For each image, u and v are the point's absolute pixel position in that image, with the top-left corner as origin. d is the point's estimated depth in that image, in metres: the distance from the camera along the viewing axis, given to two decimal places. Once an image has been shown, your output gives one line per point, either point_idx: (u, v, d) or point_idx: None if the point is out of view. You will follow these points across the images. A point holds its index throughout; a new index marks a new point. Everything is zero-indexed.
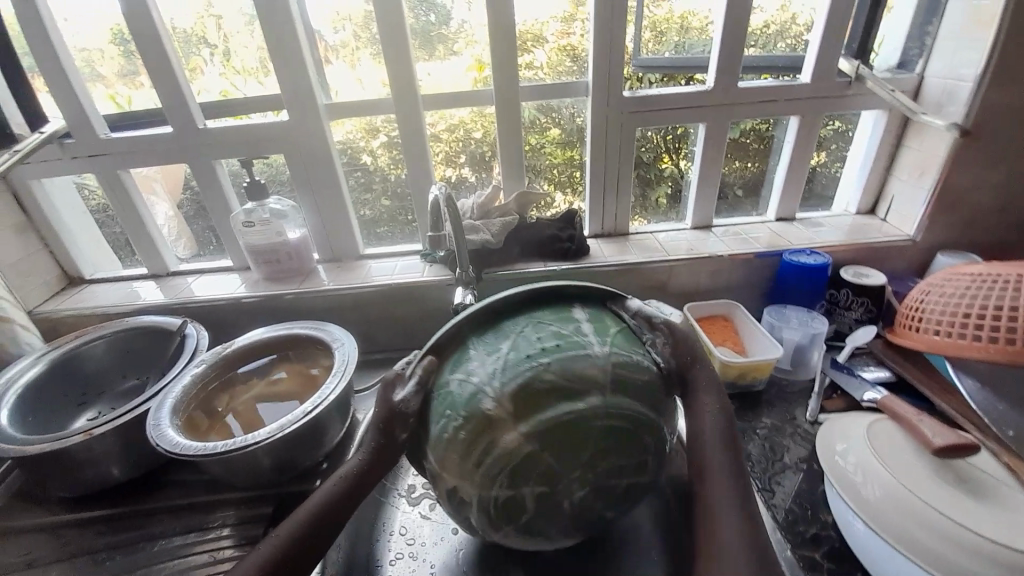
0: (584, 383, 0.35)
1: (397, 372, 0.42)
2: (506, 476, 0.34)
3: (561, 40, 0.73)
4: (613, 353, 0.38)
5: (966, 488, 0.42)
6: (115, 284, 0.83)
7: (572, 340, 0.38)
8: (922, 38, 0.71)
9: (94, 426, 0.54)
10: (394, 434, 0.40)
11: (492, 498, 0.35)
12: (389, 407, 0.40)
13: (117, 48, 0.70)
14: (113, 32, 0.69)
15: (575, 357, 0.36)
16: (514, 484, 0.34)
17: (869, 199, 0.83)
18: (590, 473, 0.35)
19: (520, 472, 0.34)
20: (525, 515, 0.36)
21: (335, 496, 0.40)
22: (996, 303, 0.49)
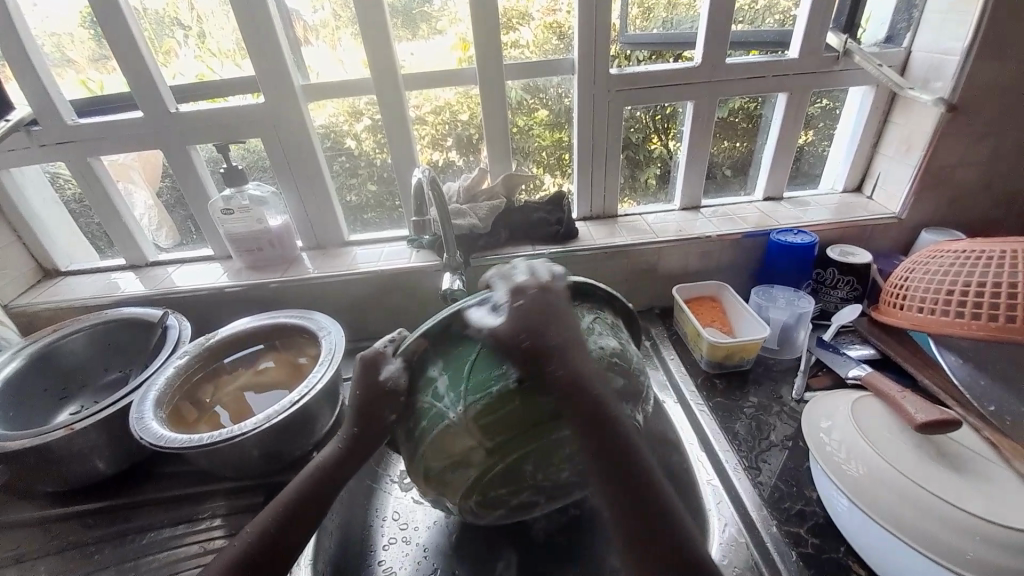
0: (461, 452, 0.38)
1: (376, 351, 0.43)
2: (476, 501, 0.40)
3: (547, 17, 0.70)
4: (465, 412, 0.37)
5: (945, 462, 0.44)
6: (93, 275, 0.81)
7: (431, 412, 0.39)
8: (909, 12, 0.70)
9: (76, 421, 0.53)
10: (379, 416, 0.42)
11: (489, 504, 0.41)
12: (378, 385, 0.41)
13: (87, 31, 0.66)
14: (83, 14, 0.65)
15: (436, 432, 0.38)
16: (490, 500, 0.40)
17: (856, 177, 0.83)
18: (549, 473, 0.39)
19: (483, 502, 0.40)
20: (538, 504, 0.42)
21: (309, 483, 0.41)
22: (979, 280, 0.50)
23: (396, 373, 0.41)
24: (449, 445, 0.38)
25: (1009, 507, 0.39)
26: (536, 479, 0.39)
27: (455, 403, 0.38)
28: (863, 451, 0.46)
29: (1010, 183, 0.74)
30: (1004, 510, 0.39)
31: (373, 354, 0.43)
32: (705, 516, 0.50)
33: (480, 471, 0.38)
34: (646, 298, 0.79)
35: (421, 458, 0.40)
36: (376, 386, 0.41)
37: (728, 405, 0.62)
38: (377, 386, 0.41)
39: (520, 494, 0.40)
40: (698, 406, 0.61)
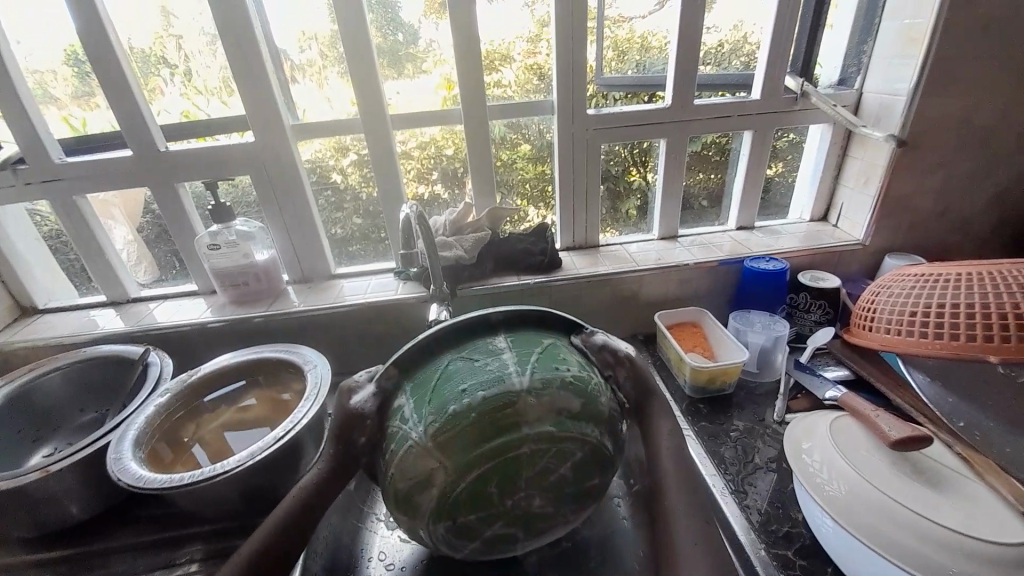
0: (420, 471, 0.37)
1: (353, 381, 0.45)
2: (448, 530, 0.38)
3: (528, 59, 0.75)
4: (428, 432, 0.37)
5: (922, 479, 0.45)
6: (70, 313, 0.79)
7: (397, 435, 0.39)
8: (859, 57, 0.77)
9: (50, 463, 0.51)
10: (353, 437, 0.42)
11: (456, 533, 0.38)
12: (347, 411, 0.42)
13: (70, 68, 0.68)
14: (67, 52, 0.67)
15: (401, 456, 0.38)
16: (463, 530, 0.38)
17: (821, 207, 0.88)
18: (527, 497, 0.37)
19: (460, 532, 0.38)
20: (524, 536, 0.40)
21: (293, 509, 0.41)
22: (936, 301, 0.54)
23: (367, 396, 0.42)
24: (409, 465, 0.37)
25: (984, 520, 0.41)
26: (515, 508, 0.37)
27: (417, 425, 0.38)
28: (842, 470, 0.47)
29: (962, 211, 0.79)
30: (979, 523, 0.40)
31: (350, 384, 0.44)
32: None
33: (441, 497, 0.36)
34: (630, 325, 0.81)
35: (395, 464, 0.39)
36: (346, 411, 0.43)
37: (713, 429, 0.63)
38: (346, 410, 0.42)
39: (494, 524, 0.38)
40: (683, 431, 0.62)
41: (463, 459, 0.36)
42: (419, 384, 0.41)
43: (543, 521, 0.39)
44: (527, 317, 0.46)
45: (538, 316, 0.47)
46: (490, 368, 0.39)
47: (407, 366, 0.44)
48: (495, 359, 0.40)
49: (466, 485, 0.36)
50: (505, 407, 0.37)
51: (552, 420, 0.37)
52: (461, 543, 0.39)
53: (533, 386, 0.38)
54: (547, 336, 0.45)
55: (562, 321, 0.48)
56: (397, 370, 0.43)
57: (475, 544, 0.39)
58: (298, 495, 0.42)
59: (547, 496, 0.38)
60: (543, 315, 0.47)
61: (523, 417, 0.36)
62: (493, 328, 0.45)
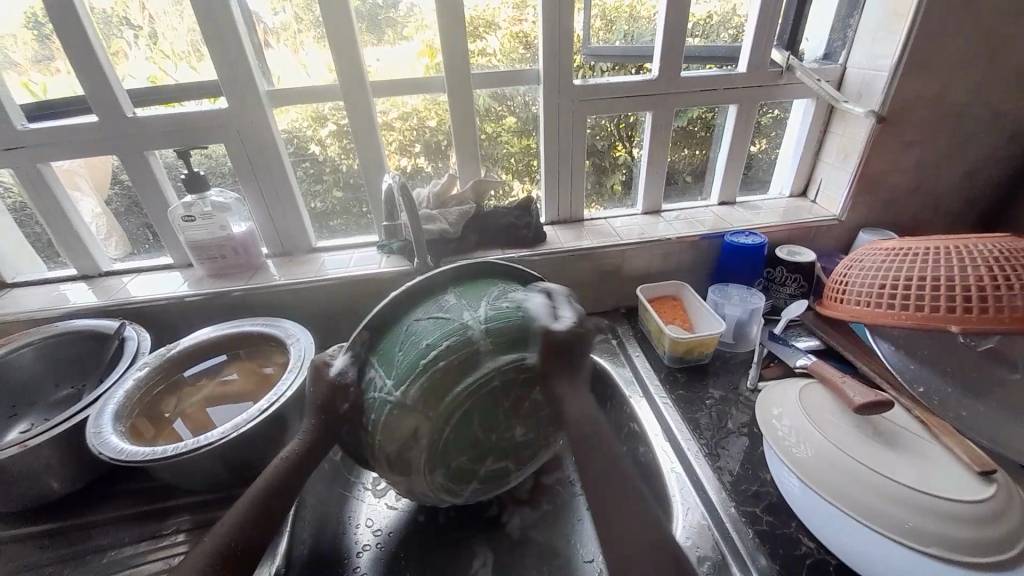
0: (405, 425, 0.38)
1: (327, 356, 0.46)
2: (444, 473, 0.41)
3: (514, 26, 0.73)
4: (403, 392, 0.38)
5: (883, 440, 0.48)
6: (41, 287, 0.77)
7: (376, 402, 0.40)
8: (843, 30, 0.77)
9: (29, 438, 0.50)
10: (338, 404, 0.43)
11: (451, 476, 0.42)
12: (329, 382, 0.43)
13: (31, 32, 0.63)
14: (27, 15, 0.62)
15: (382, 419, 0.39)
16: (460, 473, 0.43)
17: (800, 183, 0.89)
18: (508, 432, 0.43)
19: (459, 474, 0.43)
20: (511, 471, 0.47)
21: (278, 474, 0.43)
22: (907, 274, 0.55)
23: (345, 365, 0.43)
24: (393, 428, 0.38)
25: (941, 478, 0.44)
26: (501, 442, 0.43)
27: (393, 387, 0.39)
28: (810, 434, 0.50)
29: (936, 186, 0.81)
30: (939, 483, 0.43)
31: (321, 360, 0.45)
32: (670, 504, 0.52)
33: (431, 443, 0.39)
34: (612, 299, 0.82)
35: (380, 430, 0.39)
36: (328, 384, 0.44)
37: (689, 397, 0.65)
38: (328, 383, 0.43)
39: (485, 462, 0.43)
40: (662, 399, 0.64)
41: (444, 403, 0.38)
42: (387, 346, 0.42)
43: (525, 450, 0.46)
44: (474, 271, 0.47)
45: (486, 266, 0.48)
46: (447, 321, 0.41)
47: (383, 332, 0.44)
48: (450, 310, 0.42)
49: (450, 424, 0.39)
50: (466, 350, 0.39)
51: (511, 355, 0.40)
52: (461, 490, 0.44)
53: (489, 329, 0.40)
54: (498, 285, 0.47)
55: (505, 269, 0.49)
56: (368, 333, 0.44)
57: (472, 486, 0.45)
58: (276, 467, 0.43)
59: (526, 424, 0.44)
60: (482, 265, 0.48)
61: (484, 356, 0.39)
62: (447, 285, 0.46)
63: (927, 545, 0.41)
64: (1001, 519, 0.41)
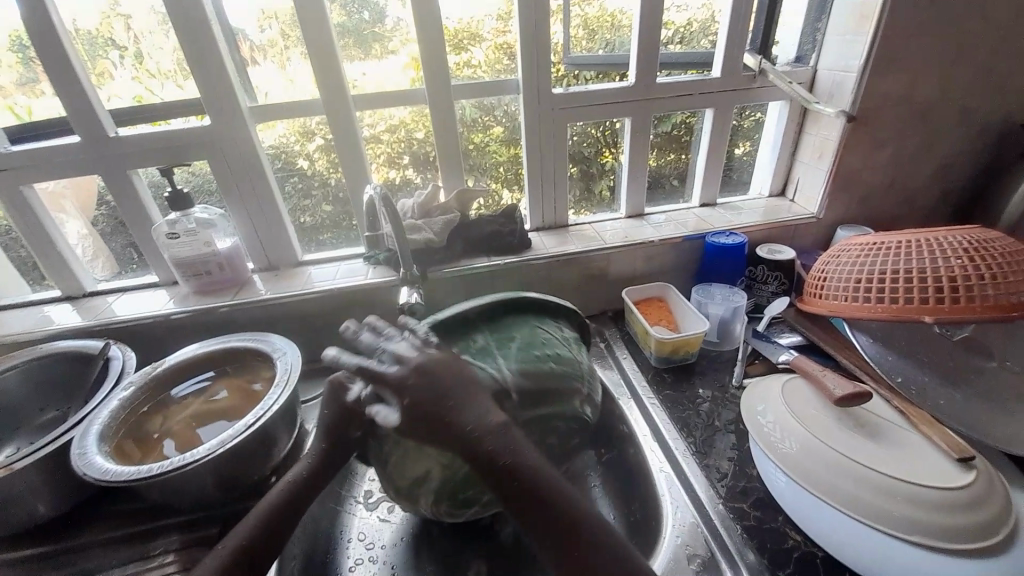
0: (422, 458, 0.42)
1: (342, 378, 0.49)
2: (445, 502, 0.43)
3: (498, 38, 0.74)
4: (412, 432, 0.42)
5: (864, 431, 0.49)
6: (25, 309, 0.76)
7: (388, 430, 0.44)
8: (813, 35, 0.79)
9: (12, 461, 0.50)
10: (346, 431, 0.48)
11: (452, 502, 0.43)
12: (342, 405, 0.48)
13: (15, 55, 0.64)
14: (11, 38, 0.63)
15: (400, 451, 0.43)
16: (459, 506, 0.43)
17: (779, 182, 0.91)
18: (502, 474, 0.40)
19: (457, 503, 0.43)
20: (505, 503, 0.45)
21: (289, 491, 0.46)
22: (882, 269, 0.56)
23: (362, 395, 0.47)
24: (410, 462, 0.42)
25: (924, 468, 0.44)
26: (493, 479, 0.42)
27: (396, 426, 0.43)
28: (794, 428, 0.51)
29: (909, 182, 0.83)
30: (917, 471, 0.44)
31: (339, 380, 0.49)
32: (660, 503, 0.53)
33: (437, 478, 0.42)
34: (599, 302, 0.83)
35: (393, 464, 0.43)
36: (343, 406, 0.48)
37: (676, 396, 0.66)
38: (344, 405, 0.48)
39: (485, 494, 0.42)
40: (650, 400, 0.65)
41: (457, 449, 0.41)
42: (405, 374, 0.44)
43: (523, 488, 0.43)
44: (504, 304, 0.53)
45: (516, 301, 0.54)
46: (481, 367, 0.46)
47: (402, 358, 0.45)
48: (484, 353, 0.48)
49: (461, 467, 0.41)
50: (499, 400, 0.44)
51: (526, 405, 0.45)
52: (460, 513, 0.45)
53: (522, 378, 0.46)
54: (528, 321, 0.53)
55: (532, 302, 0.55)
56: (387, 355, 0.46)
57: (472, 511, 0.44)
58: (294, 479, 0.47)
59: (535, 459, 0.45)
60: (511, 299, 0.54)
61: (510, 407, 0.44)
62: (480, 320, 0.51)
63: (911, 534, 0.41)
64: (983, 504, 0.42)
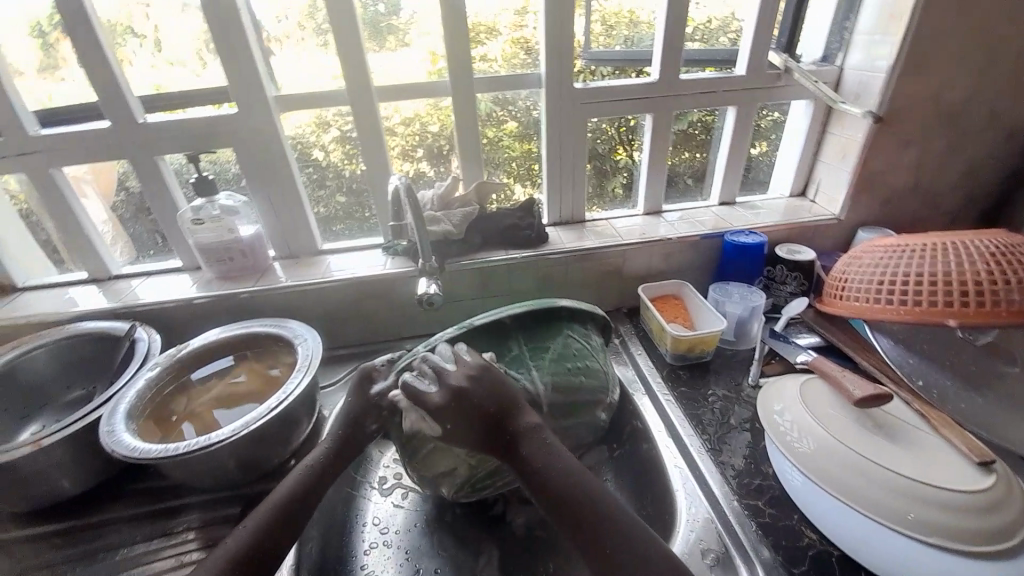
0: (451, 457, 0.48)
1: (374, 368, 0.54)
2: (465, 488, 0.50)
3: (515, 32, 0.74)
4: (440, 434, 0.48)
5: (882, 432, 0.48)
6: (53, 290, 0.78)
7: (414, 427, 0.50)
8: (841, 33, 0.78)
9: (42, 437, 0.51)
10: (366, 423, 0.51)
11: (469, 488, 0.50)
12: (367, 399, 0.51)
13: (37, 42, 0.65)
14: (33, 26, 0.64)
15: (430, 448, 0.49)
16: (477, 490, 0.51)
17: (800, 182, 0.90)
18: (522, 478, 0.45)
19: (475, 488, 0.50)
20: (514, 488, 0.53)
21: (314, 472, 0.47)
22: (905, 272, 0.55)
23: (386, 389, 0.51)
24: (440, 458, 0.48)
25: (939, 470, 0.44)
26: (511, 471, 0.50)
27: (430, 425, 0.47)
28: (811, 428, 0.51)
29: (933, 185, 0.82)
30: (934, 473, 0.44)
31: (369, 370, 0.53)
32: (675, 498, 0.53)
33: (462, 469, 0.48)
34: (615, 299, 0.83)
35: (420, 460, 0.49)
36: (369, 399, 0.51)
37: (691, 393, 0.66)
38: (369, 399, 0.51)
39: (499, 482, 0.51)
40: (664, 396, 0.65)
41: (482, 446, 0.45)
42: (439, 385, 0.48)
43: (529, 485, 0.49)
44: (538, 313, 0.57)
45: (552, 308, 0.57)
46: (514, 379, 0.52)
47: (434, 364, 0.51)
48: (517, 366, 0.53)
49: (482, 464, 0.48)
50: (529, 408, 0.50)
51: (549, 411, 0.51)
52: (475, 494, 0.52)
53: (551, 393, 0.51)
54: (561, 332, 0.57)
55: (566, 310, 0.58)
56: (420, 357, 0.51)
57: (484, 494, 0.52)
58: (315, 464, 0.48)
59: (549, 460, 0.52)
60: (548, 308, 0.57)
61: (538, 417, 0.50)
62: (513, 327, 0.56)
63: (926, 535, 0.41)
64: (1000, 509, 0.42)
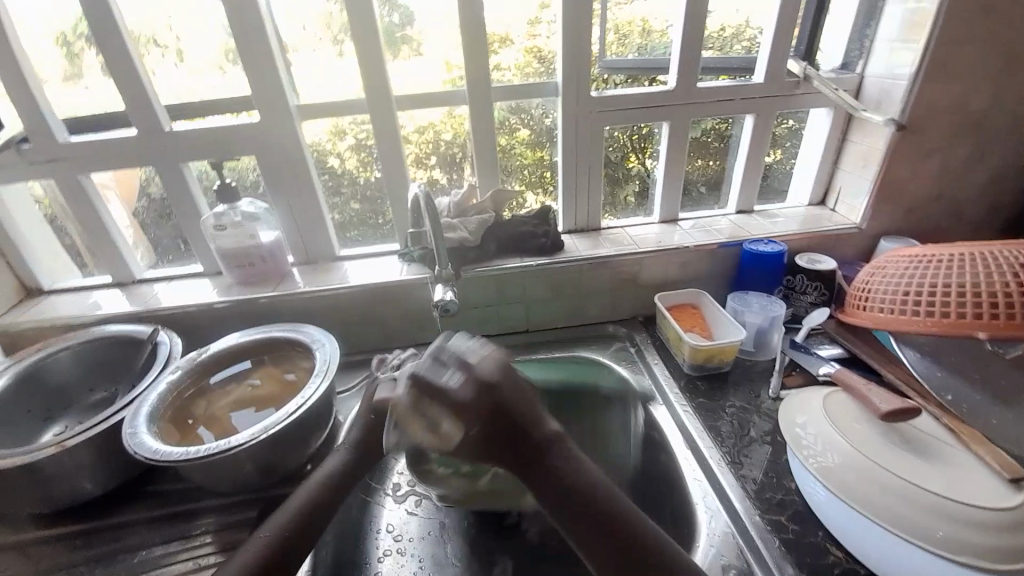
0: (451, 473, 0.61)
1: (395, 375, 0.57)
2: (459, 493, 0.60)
3: (528, 42, 0.74)
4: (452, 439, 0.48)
5: (910, 447, 0.47)
6: (78, 293, 0.80)
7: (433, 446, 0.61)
8: (861, 40, 0.77)
9: (66, 438, 0.52)
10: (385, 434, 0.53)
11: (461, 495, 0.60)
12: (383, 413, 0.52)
13: (62, 54, 0.67)
14: (59, 40, 0.67)
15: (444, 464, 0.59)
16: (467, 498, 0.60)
17: (820, 191, 0.89)
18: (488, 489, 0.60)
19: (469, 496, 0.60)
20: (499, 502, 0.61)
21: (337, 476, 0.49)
22: (930, 282, 0.54)
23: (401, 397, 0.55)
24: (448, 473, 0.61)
25: (968, 486, 0.43)
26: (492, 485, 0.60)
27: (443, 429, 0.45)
28: (834, 441, 0.49)
29: (958, 194, 0.80)
30: (965, 490, 0.42)
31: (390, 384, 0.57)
32: (694, 512, 0.53)
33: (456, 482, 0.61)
34: (631, 307, 0.82)
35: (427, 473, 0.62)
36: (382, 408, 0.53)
37: (710, 404, 0.65)
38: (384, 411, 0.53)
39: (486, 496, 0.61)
40: (682, 406, 0.64)
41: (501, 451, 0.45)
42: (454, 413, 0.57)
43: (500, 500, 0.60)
44: None
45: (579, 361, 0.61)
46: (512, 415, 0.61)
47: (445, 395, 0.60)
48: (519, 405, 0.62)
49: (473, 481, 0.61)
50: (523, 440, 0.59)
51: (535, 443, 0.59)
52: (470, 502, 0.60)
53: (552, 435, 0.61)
54: None
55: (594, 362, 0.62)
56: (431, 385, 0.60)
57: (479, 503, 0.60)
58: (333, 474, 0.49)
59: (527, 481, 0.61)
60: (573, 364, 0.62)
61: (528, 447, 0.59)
62: None
63: (959, 554, 0.40)
64: None
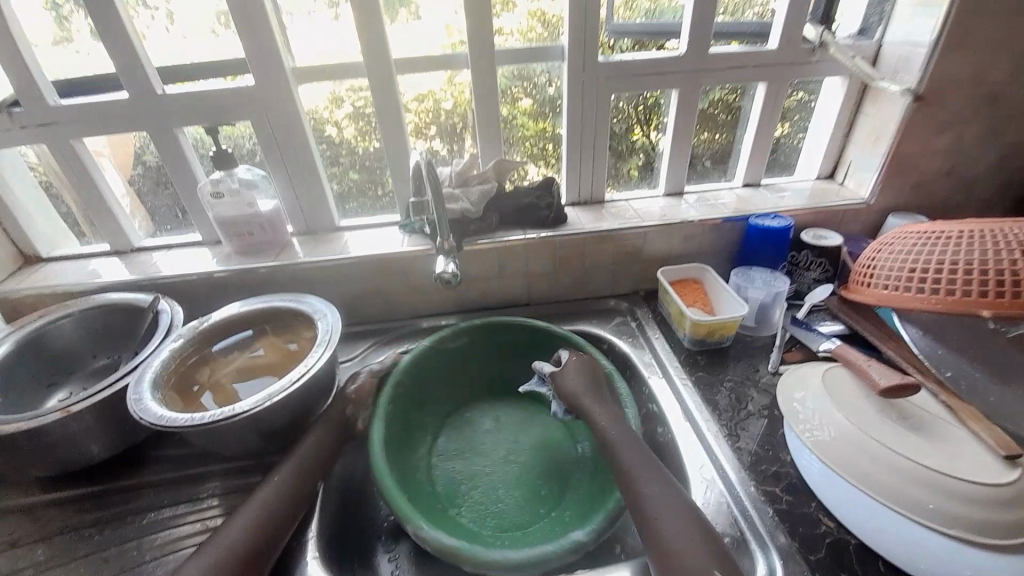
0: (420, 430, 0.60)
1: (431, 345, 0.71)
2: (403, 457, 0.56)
3: (532, 5, 0.71)
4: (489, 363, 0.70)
5: (907, 424, 0.48)
6: (76, 261, 0.79)
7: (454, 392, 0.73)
8: (881, 6, 0.74)
9: (71, 404, 0.53)
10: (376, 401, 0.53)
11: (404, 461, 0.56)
12: None
13: (47, 12, 0.64)
14: None
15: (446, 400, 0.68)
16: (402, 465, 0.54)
17: (829, 165, 0.87)
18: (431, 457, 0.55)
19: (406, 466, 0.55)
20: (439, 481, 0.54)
21: None
22: (936, 259, 0.53)
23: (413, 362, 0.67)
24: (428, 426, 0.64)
25: (964, 461, 0.43)
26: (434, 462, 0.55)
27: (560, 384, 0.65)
28: (832, 417, 0.50)
29: (969, 170, 0.79)
30: (961, 465, 0.43)
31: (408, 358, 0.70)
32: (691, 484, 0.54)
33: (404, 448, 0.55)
34: (632, 282, 0.82)
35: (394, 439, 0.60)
36: None
37: (709, 378, 0.65)
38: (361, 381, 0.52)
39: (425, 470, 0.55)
40: (681, 379, 0.65)
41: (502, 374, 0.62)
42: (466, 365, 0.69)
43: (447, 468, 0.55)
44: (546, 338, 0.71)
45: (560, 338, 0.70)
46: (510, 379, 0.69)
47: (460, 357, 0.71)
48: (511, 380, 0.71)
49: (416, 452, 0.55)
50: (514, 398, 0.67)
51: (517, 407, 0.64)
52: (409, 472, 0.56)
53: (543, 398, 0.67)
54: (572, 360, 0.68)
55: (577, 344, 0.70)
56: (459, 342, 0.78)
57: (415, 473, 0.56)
58: None
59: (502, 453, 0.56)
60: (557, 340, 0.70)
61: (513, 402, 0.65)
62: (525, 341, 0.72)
63: (948, 527, 0.41)
64: None
